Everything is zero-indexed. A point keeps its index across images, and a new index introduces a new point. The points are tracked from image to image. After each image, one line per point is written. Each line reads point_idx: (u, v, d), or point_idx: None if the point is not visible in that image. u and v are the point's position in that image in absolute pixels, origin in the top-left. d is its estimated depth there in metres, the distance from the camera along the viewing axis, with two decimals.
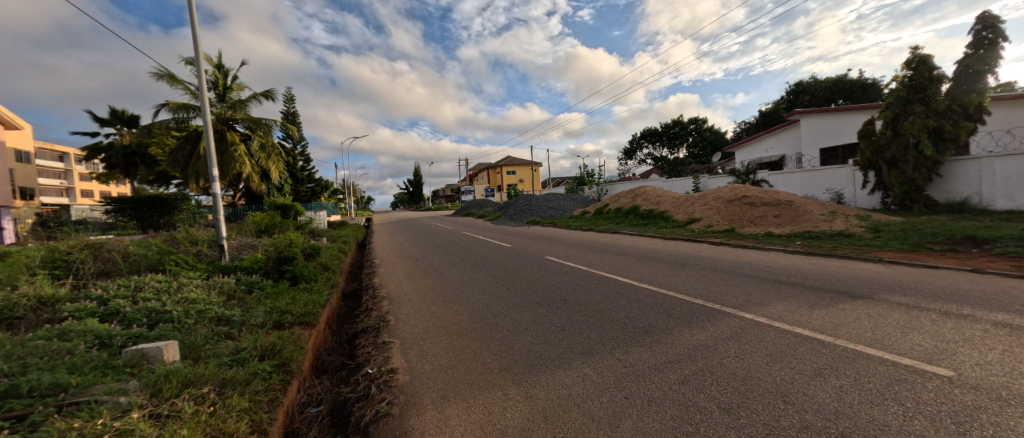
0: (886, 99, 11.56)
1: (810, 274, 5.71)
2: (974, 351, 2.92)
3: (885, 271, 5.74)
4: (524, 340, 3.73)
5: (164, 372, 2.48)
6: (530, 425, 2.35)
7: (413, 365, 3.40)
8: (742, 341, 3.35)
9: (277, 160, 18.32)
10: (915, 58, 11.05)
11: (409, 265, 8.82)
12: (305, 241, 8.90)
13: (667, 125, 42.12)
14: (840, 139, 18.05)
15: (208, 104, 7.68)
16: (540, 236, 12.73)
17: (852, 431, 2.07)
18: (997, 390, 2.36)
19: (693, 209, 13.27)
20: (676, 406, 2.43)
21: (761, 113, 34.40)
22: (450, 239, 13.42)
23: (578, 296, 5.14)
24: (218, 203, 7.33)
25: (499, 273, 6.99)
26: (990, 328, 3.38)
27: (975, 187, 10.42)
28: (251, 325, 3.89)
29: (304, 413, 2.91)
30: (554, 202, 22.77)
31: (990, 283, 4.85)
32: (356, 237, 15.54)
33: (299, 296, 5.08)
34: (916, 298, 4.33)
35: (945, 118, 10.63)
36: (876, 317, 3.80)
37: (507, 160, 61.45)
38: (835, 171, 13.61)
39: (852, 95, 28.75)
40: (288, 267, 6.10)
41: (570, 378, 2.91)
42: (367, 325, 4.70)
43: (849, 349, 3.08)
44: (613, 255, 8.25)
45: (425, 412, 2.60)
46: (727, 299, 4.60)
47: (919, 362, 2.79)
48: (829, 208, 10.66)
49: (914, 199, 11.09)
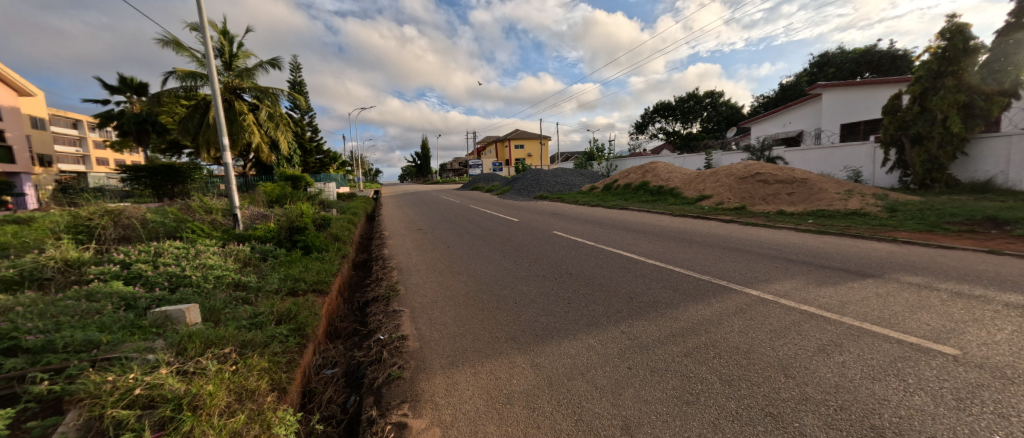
0: (916, 73, 11.09)
1: (819, 252, 5.69)
2: (983, 331, 2.91)
3: (898, 251, 5.65)
4: (530, 311, 3.81)
5: (187, 333, 2.59)
6: (535, 391, 2.43)
7: (423, 333, 3.51)
8: (747, 317, 3.38)
9: (286, 131, 18.39)
10: (951, 27, 10.45)
11: (417, 237, 8.93)
12: (315, 212, 9.04)
13: (682, 99, 40.83)
14: (864, 115, 17.34)
15: (215, 71, 7.44)
16: (548, 211, 12.75)
17: (850, 404, 2.12)
18: (1002, 369, 2.37)
19: (704, 186, 13.07)
20: (678, 377, 2.49)
21: (780, 87, 33.13)
22: (459, 213, 13.52)
23: (585, 271, 5.15)
24: (229, 173, 7.32)
25: (507, 246, 7.07)
26: (1001, 308, 3.35)
27: (1001, 166, 9.98)
28: (267, 291, 4.04)
29: (320, 374, 3.05)
30: (562, 178, 22.53)
31: (1005, 264, 4.77)
32: (366, 210, 15.80)
33: (312, 265, 5.23)
34: (928, 278, 4.29)
35: (979, 93, 10.16)
36: (884, 295, 3.79)
37: (515, 134, 60.56)
38: (855, 148, 13.17)
39: (880, 68, 27.49)
40: (300, 237, 6.22)
41: (576, 348, 2.97)
42: (378, 293, 4.84)
43: (853, 327, 3.10)
44: (619, 231, 8.21)
45: (435, 376, 2.71)
46: (734, 276, 4.61)
47: (924, 340, 2.80)
48: (845, 186, 10.41)
49: (936, 178, 10.72)
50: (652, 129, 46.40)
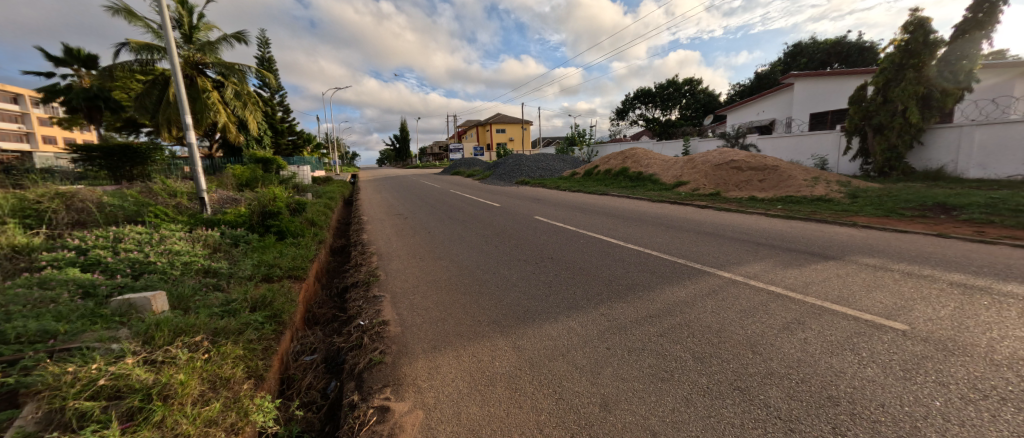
0: (881, 64, 11.58)
1: (787, 236, 5.96)
2: (930, 308, 3.14)
3: (858, 234, 5.99)
4: (512, 295, 3.85)
5: (155, 321, 2.48)
6: (517, 373, 2.48)
7: (404, 318, 3.49)
8: (719, 298, 3.51)
9: (255, 111, 17.49)
10: (914, 21, 10.91)
11: (398, 222, 8.77)
12: (289, 195, 8.73)
13: (662, 85, 41.26)
14: (831, 104, 18.05)
15: (174, 44, 6.94)
16: (529, 196, 12.77)
17: (811, 377, 2.25)
18: (944, 342, 2.59)
19: (681, 172, 13.37)
20: (654, 355, 2.59)
21: (755, 76, 33.94)
22: (440, 198, 13.32)
23: (567, 255, 5.21)
24: (193, 154, 6.93)
25: (489, 231, 7.05)
26: (945, 287, 3.62)
27: (952, 155, 10.65)
28: (239, 277, 3.89)
29: (298, 360, 3.00)
30: (544, 163, 22.52)
31: (952, 246, 5.14)
32: (343, 194, 15.35)
33: (287, 250, 5.07)
34: (884, 260, 4.58)
35: (936, 85, 10.72)
36: (843, 276, 4.03)
37: (497, 118, 59.85)
38: (822, 137, 13.73)
39: (849, 59, 28.54)
40: (273, 222, 6.00)
41: (557, 330, 3.03)
42: (358, 279, 4.77)
43: (815, 305, 3.29)
44: (600, 216, 8.34)
45: (417, 360, 2.71)
46: (708, 259, 4.79)
47: (878, 317, 3.01)
48: (812, 174, 10.88)
49: (894, 166, 11.34)
50: (632, 116, 46.79)
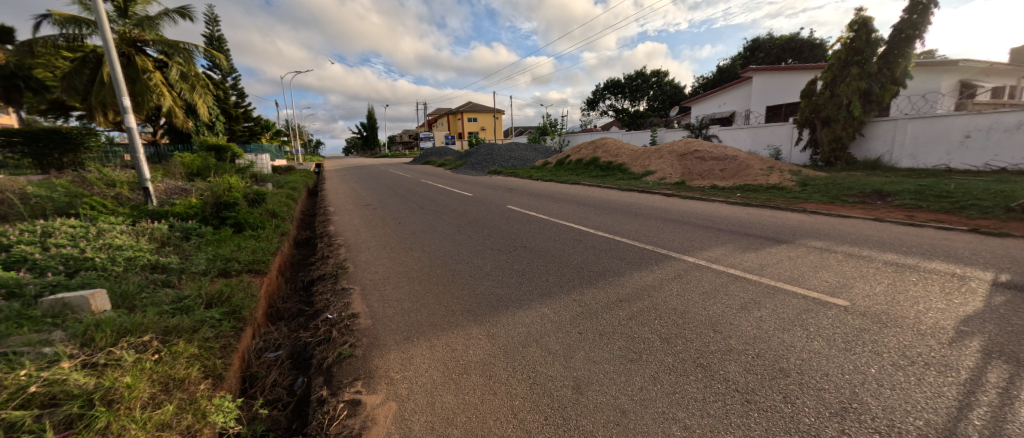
0: (829, 61, 12.34)
1: (745, 222, 6.30)
2: (868, 285, 3.44)
3: (807, 220, 6.43)
4: (485, 284, 3.84)
5: (95, 321, 2.27)
6: (491, 360, 2.48)
7: (375, 310, 3.40)
8: (685, 282, 3.66)
9: (205, 95, 16.26)
10: (858, 20, 11.67)
11: (366, 213, 8.48)
12: (246, 185, 8.22)
13: (631, 76, 42.03)
14: (786, 98, 19.08)
15: (106, 17, 6.26)
16: (502, 186, 12.73)
17: (766, 352, 2.41)
18: (878, 315, 2.84)
19: (649, 162, 13.77)
20: (623, 338, 2.67)
21: (718, 69, 35.27)
22: (410, 187, 13.00)
23: (539, 244, 5.26)
24: (135, 140, 6.36)
25: (461, 221, 6.97)
26: (881, 266, 3.96)
27: (888, 147, 11.59)
28: (192, 273, 3.64)
29: (262, 357, 2.86)
30: (516, 152, 22.48)
31: (887, 229, 5.62)
32: (306, 184, 14.66)
33: (245, 243, 4.78)
34: (829, 242, 4.94)
35: (876, 81, 11.57)
36: (794, 258, 4.31)
37: (468, 106, 58.88)
38: (777, 128, 14.53)
39: (801, 55, 30.24)
40: (229, 213, 5.63)
41: (530, 317, 3.06)
42: (325, 271, 4.59)
43: (770, 285, 3.51)
44: (571, 205, 8.44)
45: (389, 352, 2.66)
46: (673, 245, 4.98)
47: (824, 295, 3.25)
48: (768, 163, 11.52)
49: (839, 156, 12.21)
50: (602, 106, 47.46)
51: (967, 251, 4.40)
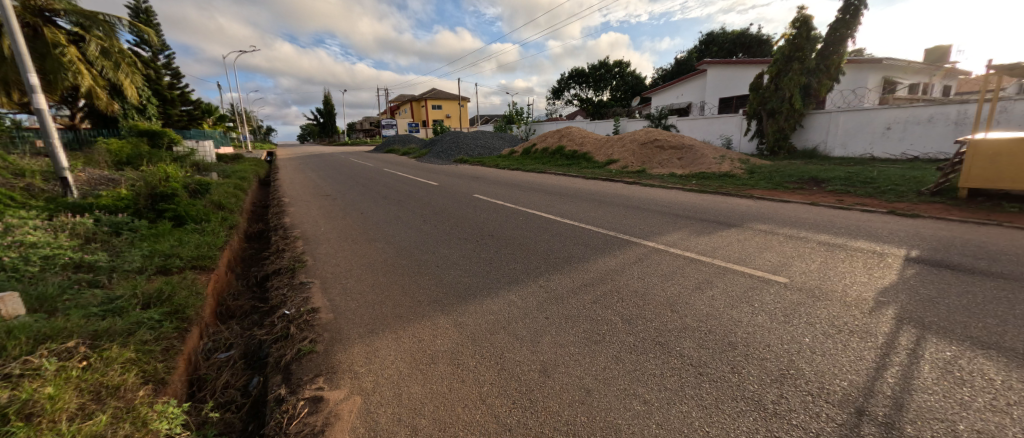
0: (774, 55, 13.13)
1: (700, 208, 6.65)
2: (805, 263, 3.75)
3: (755, 205, 6.89)
4: (452, 273, 3.79)
5: (6, 328, 2.01)
6: (460, 349, 2.47)
7: (337, 303, 3.26)
8: (645, 265, 3.81)
9: (132, 74, 14.62)
10: (800, 18, 12.48)
11: (325, 204, 8.07)
12: (187, 175, 7.54)
13: (594, 66, 42.62)
14: (736, 90, 20.16)
15: None
16: (468, 175, 12.59)
17: (716, 327, 2.58)
18: (814, 290, 3.11)
19: (612, 151, 14.11)
20: (588, 321, 2.75)
21: (675, 61, 36.57)
22: (372, 177, 12.51)
23: (506, 232, 5.26)
24: (47, 124, 5.62)
25: (426, 211, 6.82)
26: (817, 245, 4.34)
27: (823, 137, 12.60)
28: (125, 271, 3.30)
29: (211, 359, 2.67)
30: (482, 140, 22.22)
31: (822, 212, 6.14)
32: (257, 173, 13.70)
33: (188, 238, 4.40)
34: (774, 225, 5.32)
35: (814, 76, 12.50)
36: (743, 240, 4.62)
37: (431, 93, 57.27)
38: (728, 119, 15.36)
39: (750, 50, 32.00)
40: (167, 205, 5.14)
41: (498, 305, 3.07)
42: (280, 266, 4.34)
43: (721, 266, 3.74)
44: (537, 193, 8.50)
45: (353, 346, 2.57)
46: (634, 231, 5.17)
47: (768, 273, 3.51)
48: (720, 152, 12.17)
49: (782, 146, 13.13)
50: (567, 96, 47.84)
51: (885, 230, 4.90)
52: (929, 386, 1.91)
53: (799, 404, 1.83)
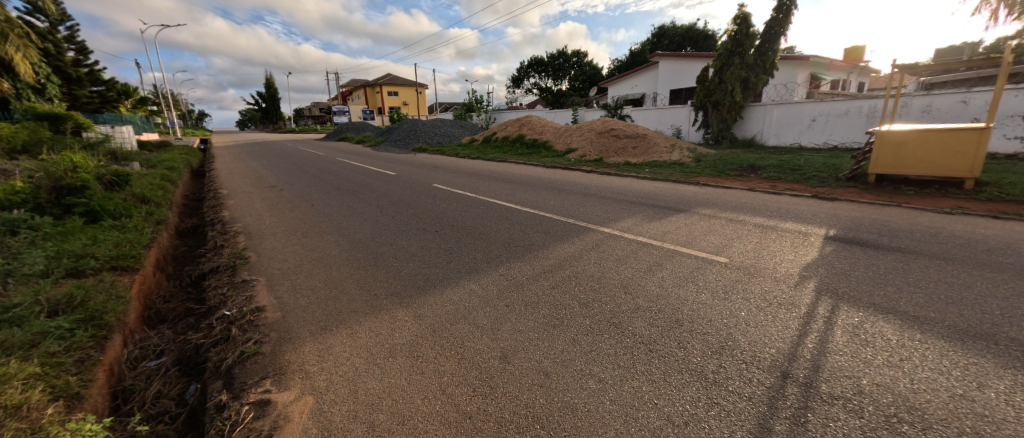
0: (718, 50, 13.89)
1: (653, 194, 6.96)
2: (744, 244, 4.07)
3: (701, 191, 7.33)
4: (411, 265, 3.70)
5: None
6: (419, 341, 2.43)
7: (285, 301, 3.07)
8: (601, 251, 3.95)
9: (26, 48, 12.60)
10: (740, 15, 13.26)
11: (270, 196, 7.51)
12: (101, 165, 6.68)
13: (552, 55, 42.84)
14: (685, 82, 21.16)
15: None
16: (427, 164, 12.25)
17: (666, 306, 2.74)
18: (750, 268, 3.39)
19: (571, 140, 14.36)
20: (547, 306, 2.81)
21: (630, 53, 37.68)
22: (322, 166, 11.80)
23: (466, 221, 5.20)
24: None
25: (383, 201, 6.57)
26: (754, 228, 4.71)
27: (759, 128, 13.63)
28: (25, 275, 2.88)
29: (138, 368, 2.42)
30: (441, 129, 21.70)
31: (759, 197, 6.68)
32: (189, 163, 12.45)
33: (105, 235, 3.92)
34: (718, 210, 5.70)
35: (752, 71, 13.42)
36: (690, 225, 4.91)
37: (386, 79, 54.82)
38: (678, 110, 16.13)
39: (698, 44, 33.69)
40: (76, 199, 4.53)
41: (459, 295, 3.04)
42: (219, 263, 4.00)
43: (670, 249, 3.95)
44: (497, 182, 8.47)
45: (304, 344, 2.44)
46: (591, 217, 5.32)
47: (711, 254, 3.77)
48: (671, 141, 12.78)
49: (725, 135, 14.03)
50: (527, 84, 47.79)
51: (811, 213, 5.41)
52: (841, 348, 2.16)
53: (735, 372, 1.99)
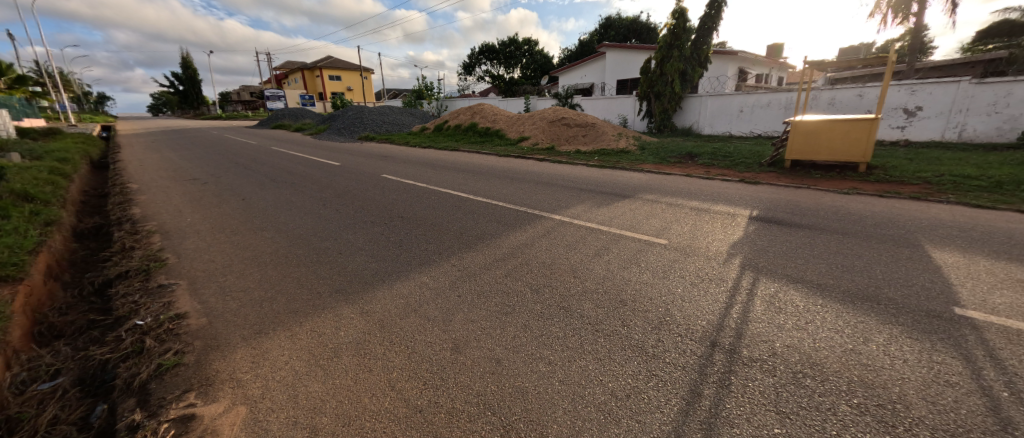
0: (659, 43, 14.55)
1: (602, 182, 7.22)
2: (682, 226, 4.37)
3: (645, 178, 7.73)
4: (357, 260, 3.53)
5: None
6: (365, 338, 2.33)
7: (212, 305, 2.80)
8: (552, 237, 4.03)
9: None
10: (678, 9, 13.96)
11: (192, 190, 6.76)
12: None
13: (503, 42, 42.44)
14: (630, 73, 22.00)
15: None
16: (373, 153, 11.66)
17: (612, 288, 2.87)
18: (688, 248, 3.65)
19: (523, 128, 14.41)
20: (499, 294, 2.83)
21: (579, 42, 38.37)
22: (254, 156, 10.82)
23: (416, 212, 5.05)
24: None
25: (325, 193, 6.18)
26: (691, 211, 5.06)
27: (696, 117, 14.58)
28: None
29: (25, 394, 2.08)
30: (389, 116, 20.76)
31: (696, 183, 7.18)
32: (89, 154, 10.81)
33: None
34: (660, 195, 6.05)
35: (689, 63, 14.26)
36: (635, 209, 5.16)
37: (326, 62, 51.16)
38: (624, 100, 16.77)
39: (642, 36, 35.10)
40: None
41: (408, 288, 2.96)
42: (129, 267, 3.54)
43: (617, 234, 4.13)
44: (449, 171, 8.30)
45: (235, 351, 2.25)
46: (542, 205, 5.41)
47: (653, 237, 4.00)
48: (618, 130, 13.29)
49: (666, 124, 14.85)
50: (478, 71, 47.00)
51: (739, 196, 5.92)
52: (760, 316, 2.41)
53: (672, 345, 2.15)
